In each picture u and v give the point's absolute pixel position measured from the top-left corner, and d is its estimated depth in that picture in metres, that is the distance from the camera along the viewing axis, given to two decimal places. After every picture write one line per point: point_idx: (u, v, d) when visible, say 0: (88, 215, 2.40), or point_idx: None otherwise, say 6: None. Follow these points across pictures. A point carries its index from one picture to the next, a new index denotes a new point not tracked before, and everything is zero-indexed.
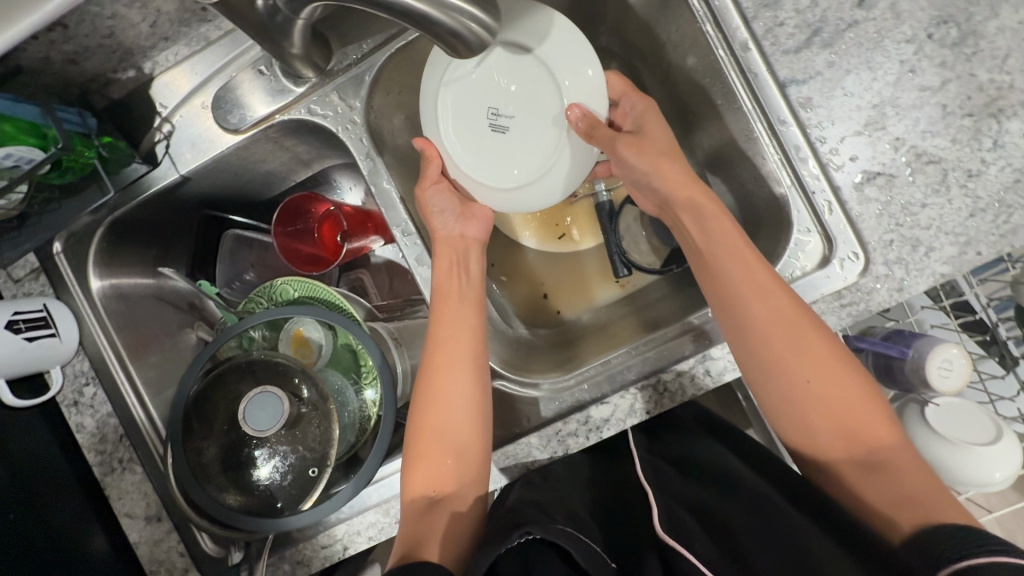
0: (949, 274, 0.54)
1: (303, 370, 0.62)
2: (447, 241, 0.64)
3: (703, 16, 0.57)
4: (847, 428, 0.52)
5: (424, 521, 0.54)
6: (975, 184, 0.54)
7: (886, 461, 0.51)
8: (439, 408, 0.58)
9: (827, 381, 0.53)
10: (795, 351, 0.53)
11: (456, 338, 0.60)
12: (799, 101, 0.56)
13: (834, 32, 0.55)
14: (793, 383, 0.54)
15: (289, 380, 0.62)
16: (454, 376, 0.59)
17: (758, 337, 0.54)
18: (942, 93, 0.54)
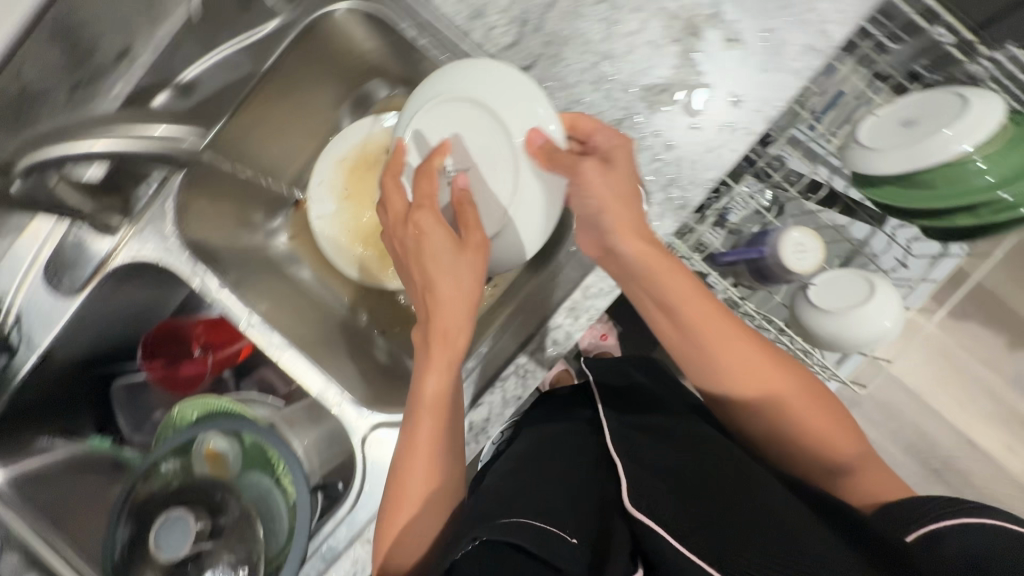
0: (718, 178, 0.60)
1: (224, 485, 0.70)
2: (441, 337, 0.53)
3: (429, 45, 0.63)
4: (792, 416, 0.53)
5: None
6: (704, 96, 0.60)
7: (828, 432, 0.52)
8: (418, 484, 0.54)
9: (777, 378, 0.53)
10: (726, 350, 0.53)
11: (424, 426, 0.54)
12: (535, 84, 0.61)
13: (539, 17, 0.61)
14: (752, 382, 0.53)
15: (209, 497, 0.69)
16: (427, 450, 0.54)
17: (719, 343, 0.53)
18: (647, 33, 0.60)
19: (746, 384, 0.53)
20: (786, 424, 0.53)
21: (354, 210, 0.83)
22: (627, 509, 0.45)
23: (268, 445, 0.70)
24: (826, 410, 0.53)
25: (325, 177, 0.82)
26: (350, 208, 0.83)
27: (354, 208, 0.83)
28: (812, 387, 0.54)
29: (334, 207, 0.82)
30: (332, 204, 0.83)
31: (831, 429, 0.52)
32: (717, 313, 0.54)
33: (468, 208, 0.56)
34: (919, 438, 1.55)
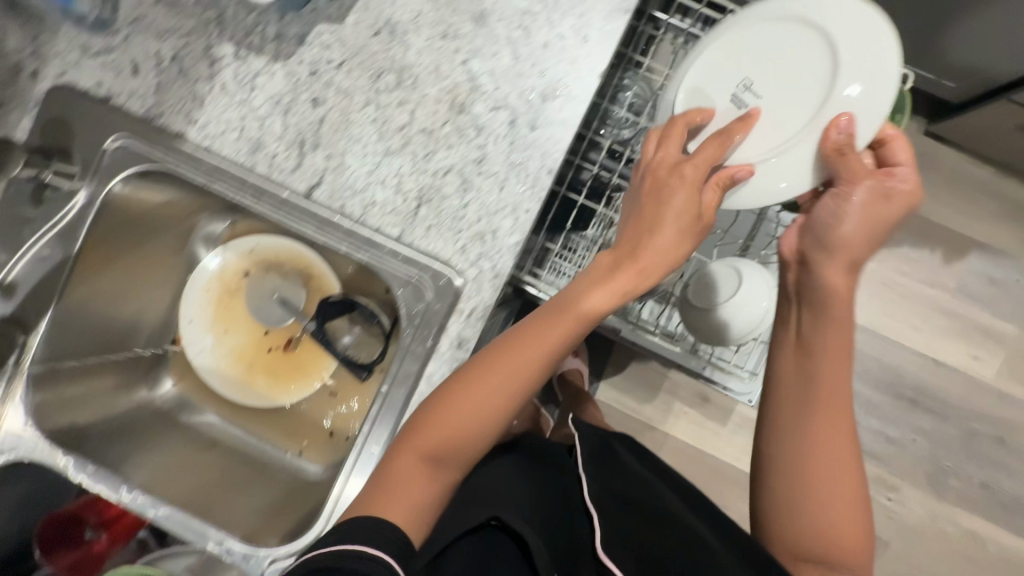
0: (521, 241, 0.61)
1: None
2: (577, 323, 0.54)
3: (221, 187, 0.64)
4: (819, 498, 0.55)
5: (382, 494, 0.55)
6: (486, 166, 0.61)
7: (841, 536, 0.54)
8: (428, 471, 0.56)
9: (830, 450, 0.55)
10: (836, 359, 0.57)
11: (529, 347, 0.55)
12: (327, 198, 0.63)
13: (314, 135, 0.63)
14: (819, 415, 0.56)
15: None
16: (495, 385, 0.55)
17: (816, 357, 0.57)
18: (416, 123, 0.62)
19: (793, 434, 0.57)
20: (797, 474, 0.56)
21: (230, 338, 0.85)
22: (599, 553, 0.56)
23: None
24: (858, 531, 0.54)
25: (193, 314, 0.84)
26: (225, 336, 0.85)
27: (229, 335, 0.85)
28: (856, 492, 0.55)
29: (209, 341, 0.84)
30: (207, 338, 0.84)
31: (845, 530, 0.54)
32: (837, 427, 0.55)
33: (721, 178, 0.54)
34: (887, 372, 1.54)
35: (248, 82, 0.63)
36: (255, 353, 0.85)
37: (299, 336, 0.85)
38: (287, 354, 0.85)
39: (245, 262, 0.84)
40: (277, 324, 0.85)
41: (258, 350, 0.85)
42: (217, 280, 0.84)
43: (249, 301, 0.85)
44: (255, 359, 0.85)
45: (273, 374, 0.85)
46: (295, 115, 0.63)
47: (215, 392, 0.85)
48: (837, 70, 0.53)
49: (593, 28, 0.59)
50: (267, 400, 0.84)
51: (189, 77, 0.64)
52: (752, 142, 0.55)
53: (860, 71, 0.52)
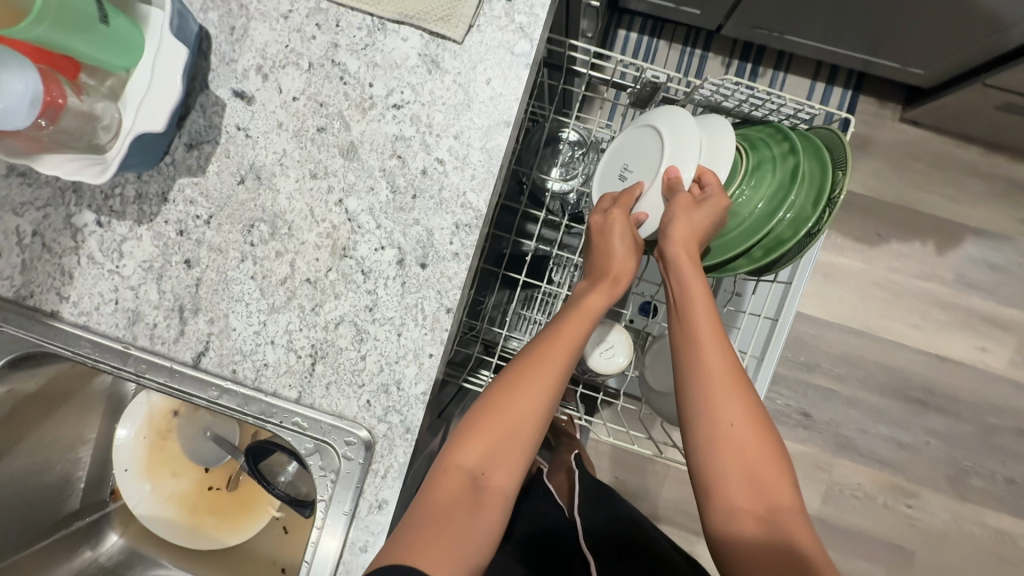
0: (429, 387, 0.55)
1: None
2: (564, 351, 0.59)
3: (104, 364, 0.59)
4: (742, 457, 0.55)
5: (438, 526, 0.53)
6: (380, 311, 0.55)
7: (769, 489, 0.54)
8: (454, 519, 0.53)
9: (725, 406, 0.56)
10: (717, 332, 0.59)
11: (549, 360, 0.58)
12: (216, 366, 0.57)
13: (192, 300, 0.57)
14: (719, 381, 0.57)
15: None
16: (518, 400, 0.57)
17: (695, 340, 0.59)
18: (299, 273, 0.56)
19: (695, 406, 0.57)
20: (740, 476, 0.55)
21: (167, 483, 0.81)
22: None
23: None
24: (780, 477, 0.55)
25: (126, 465, 0.81)
26: (162, 482, 0.81)
27: (167, 481, 0.81)
28: (766, 443, 0.56)
29: (147, 489, 0.80)
30: (143, 488, 0.80)
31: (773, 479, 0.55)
32: (727, 382, 0.57)
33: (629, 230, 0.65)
34: (895, 377, 1.44)
35: (116, 250, 0.58)
36: (197, 495, 0.81)
37: (240, 471, 0.80)
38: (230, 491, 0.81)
39: (171, 403, 0.80)
40: (215, 462, 0.81)
41: (199, 490, 0.81)
42: (145, 426, 0.81)
43: (183, 443, 0.81)
44: (197, 501, 0.81)
45: (219, 514, 0.80)
46: (169, 280, 0.58)
47: (160, 541, 0.81)
48: (663, 160, 0.65)
49: (473, 147, 0.54)
50: (215, 544, 0.79)
51: (54, 252, 0.59)
52: (649, 203, 0.67)
53: (680, 140, 0.64)
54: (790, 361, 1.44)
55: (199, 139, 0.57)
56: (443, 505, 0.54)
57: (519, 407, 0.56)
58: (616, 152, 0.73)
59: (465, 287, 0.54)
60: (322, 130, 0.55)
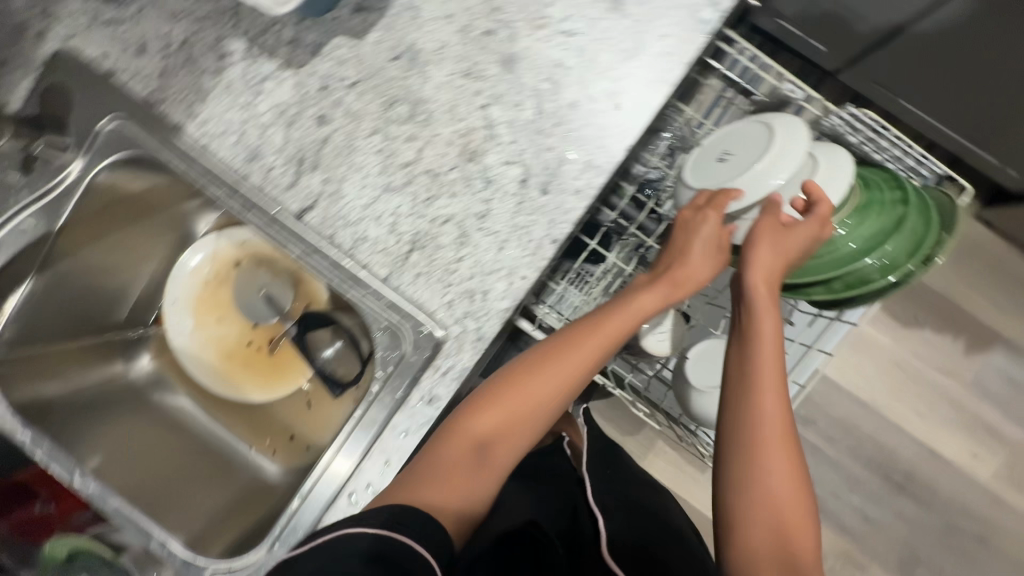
0: (512, 305, 0.57)
1: None
2: (611, 335, 0.59)
3: (212, 190, 0.61)
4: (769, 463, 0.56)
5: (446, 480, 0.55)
6: (489, 221, 0.57)
7: (788, 498, 0.55)
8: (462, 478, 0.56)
9: (771, 409, 0.56)
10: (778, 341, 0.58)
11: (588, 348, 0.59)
12: (317, 223, 0.59)
13: (313, 155, 0.59)
14: (767, 390, 0.57)
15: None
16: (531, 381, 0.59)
17: (755, 346, 0.58)
18: (422, 162, 0.58)
19: (735, 407, 0.58)
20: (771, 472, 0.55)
21: (212, 326, 0.84)
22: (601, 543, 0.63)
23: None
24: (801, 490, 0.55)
25: (178, 296, 0.83)
26: (208, 323, 0.83)
27: (211, 323, 0.83)
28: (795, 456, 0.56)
29: (191, 325, 0.83)
30: (188, 323, 0.83)
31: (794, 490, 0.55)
32: (773, 391, 0.57)
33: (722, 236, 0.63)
34: (883, 454, 1.47)
35: (255, 86, 0.60)
36: (235, 346, 0.83)
37: (283, 337, 0.83)
38: (266, 352, 0.83)
39: (238, 252, 0.82)
40: (262, 321, 0.83)
41: (239, 343, 0.83)
42: (206, 265, 0.83)
43: (238, 293, 0.83)
44: (234, 351, 0.83)
45: (250, 370, 0.83)
46: (298, 130, 0.59)
47: (189, 377, 0.84)
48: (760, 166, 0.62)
49: (627, 95, 0.54)
50: (239, 396, 0.82)
51: (196, 69, 0.60)
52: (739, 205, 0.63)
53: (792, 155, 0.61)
54: (791, 409, 1.48)
55: (369, 6, 0.58)
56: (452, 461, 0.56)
57: (538, 386, 0.59)
58: (721, 138, 0.69)
59: (577, 222, 0.56)
60: (489, 34, 0.56)
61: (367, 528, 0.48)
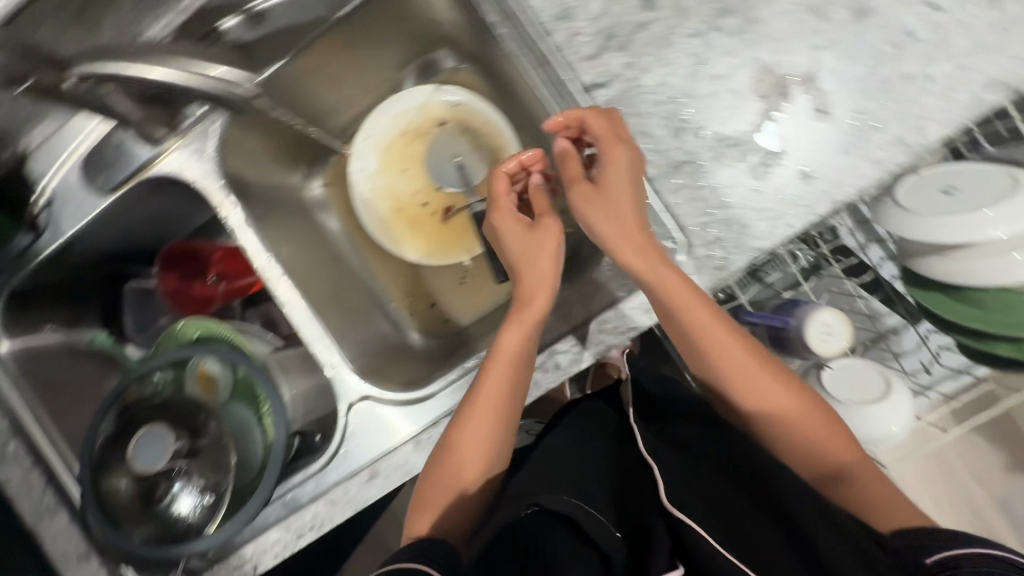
0: (766, 248, 0.58)
1: (209, 409, 0.72)
2: (505, 369, 0.58)
3: (509, 37, 0.61)
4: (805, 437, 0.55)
5: (448, 476, 0.58)
6: (776, 161, 0.57)
7: (839, 460, 0.54)
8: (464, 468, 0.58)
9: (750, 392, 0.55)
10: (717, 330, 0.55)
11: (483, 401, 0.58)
12: (604, 104, 0.59)
13: (627, 35, 0.58)
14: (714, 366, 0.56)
15: (190, 423, 0.71)
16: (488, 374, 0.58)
17: (674, 321, 0.55)
18: (734, 80, 0.57)
19: (714, 379, 0.57)
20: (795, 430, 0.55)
21: (395, 175, 0.83)
22: None
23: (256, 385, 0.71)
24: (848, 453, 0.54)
25: (373, 137, 0.82)
26: (393, 171, 0.83)
27: (397, 173, 0.83)
28: (823, 418, 0.55)
29: (378, 168, 0.83)
30: (375, 164, 0.82)
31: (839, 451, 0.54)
32: (742, 370, 0.55)
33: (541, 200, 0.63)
34: None
35: None
36: (413, 202, 0.83)
37: (462, 209, 0.82)
38: (441, 218, 0.83)
39: (446, 113, 0.81)
40: (445, 186, 0.83)
41: (417, 199, 0.83)
42: (410, 115, 0.82)
43: (431, 153, 0.83)
44: (410, 206, 0.83)
45: (420, 229, 0.83)
46: (620, 5, 0.58)
47: (359, 214, 0.83)
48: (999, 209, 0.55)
49: (965, 89, 0.54)
50: (407, 250, 0.82)
51: None
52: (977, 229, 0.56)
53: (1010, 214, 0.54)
54: None
55: None
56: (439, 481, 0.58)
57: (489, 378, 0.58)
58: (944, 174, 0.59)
59: (863, 192, 0.56)
60: None
61: (401, 564, 0.45)
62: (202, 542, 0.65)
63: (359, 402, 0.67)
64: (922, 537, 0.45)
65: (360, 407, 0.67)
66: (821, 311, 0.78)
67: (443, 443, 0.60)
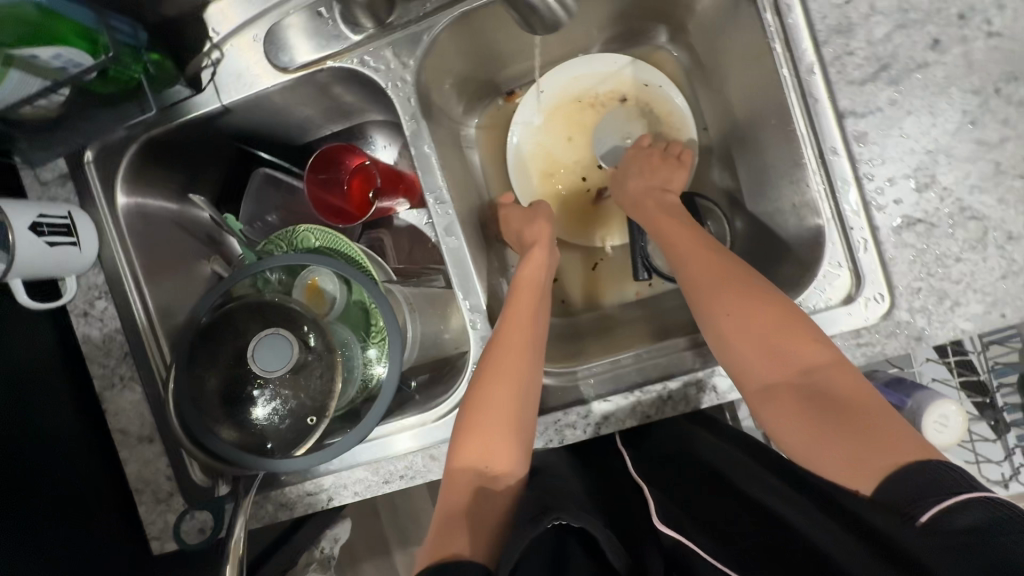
0: (969, 331, 0.55)
1: (313, 320, 0.62)
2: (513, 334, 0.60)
3: (775, 33, 0.56)
4: (818, 396, 0.50)
5: (476, 439, 0.56)
6: (1013, 246, 0.54)
7: (851, 412, 0.49)
8: (486, 421, 0.56)
9: (751, 357, 0.53)
10: (738, 290, 0.56)
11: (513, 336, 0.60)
12: (855, 134, 0.55)
13: (902, 70, 0.54)
14: (723, 338, 0.55)
15: (290, 325, 0.62)
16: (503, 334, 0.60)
17: (695, 295, 0.58)
18: (998, 151, 0.53)
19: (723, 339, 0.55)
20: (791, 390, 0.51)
21: (556, 139, 0.78)
22: None
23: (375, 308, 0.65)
24: (875, 411, 0.48)
25: (545, 91, 0.77)
26: (554, 134, 0.78)
27: (558, 137, 0.78)
28: (842, 372, 0.51)
29: (539, 126, 0.78)
30: (539, 120, 0.77)
31: (864, 405, 0.49)
32: (762, 332, 0.53)
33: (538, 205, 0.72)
34: None
35: None
36: (566, 172, 0.78)
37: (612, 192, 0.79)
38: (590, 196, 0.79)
39: (628, 88, 0.76)
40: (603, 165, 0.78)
41: (571, 169, 0.78)
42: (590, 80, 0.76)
43: (599, 126, 0.77)
44: (562, 175, 0.78)
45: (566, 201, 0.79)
46: (906, 37, 0.54)
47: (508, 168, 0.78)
48: None
49: None
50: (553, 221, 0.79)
51: None
52: None
53: None
54: None
55: None
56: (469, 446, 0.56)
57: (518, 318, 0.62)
58: None
59: None
60: None
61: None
62: (289, 463, 0.61)
63: None
64: (926, 495, 0.41)
65: None
66: (936, 400, 0.76)
67: (465, 399, 0.58)
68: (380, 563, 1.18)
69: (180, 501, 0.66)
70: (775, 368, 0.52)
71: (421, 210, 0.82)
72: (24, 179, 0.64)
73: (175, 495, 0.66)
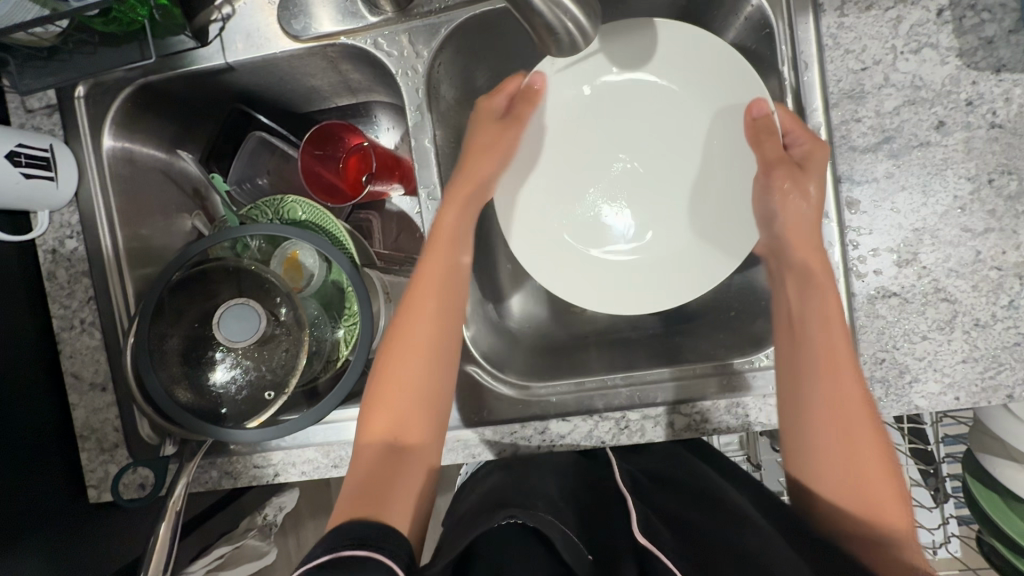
0: (922, 408, 0.56)
1: (288, 292, 0.60)
2: (429, 279, 0.58)
3: (788, 87, 0.56)
4: (865, 518, 0.48)
5: (396, 417, 0.54)
6: (978, 333, 0.55)
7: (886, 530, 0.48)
8: (404, 400, 0.55)
9: (824, 441, 0.51)
10: (832, 413, 0.51)
11: (427, 273, 0.58)
12: (847, 201, 0.56)
13: (904, 145, 0.55)
14: (804, 397, 0.53)
15: (262, 294, 0.60)
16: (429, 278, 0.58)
17: (795, 371, 0.54)
18: (980, 240, 0.54)
19: (794, 395, 0.53)
20: (845, 483, 0.50)
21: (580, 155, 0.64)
22: None
23: (352, 291, 0.62)
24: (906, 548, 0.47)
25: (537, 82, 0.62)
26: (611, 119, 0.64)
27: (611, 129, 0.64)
28: (898, 488, 0.49)
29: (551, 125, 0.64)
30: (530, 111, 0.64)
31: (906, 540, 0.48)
32: (835, 425, 0.51)
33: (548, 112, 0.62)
34: None
35: (916, 42, 0.54)
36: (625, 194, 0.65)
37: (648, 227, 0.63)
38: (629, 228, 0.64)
39: None
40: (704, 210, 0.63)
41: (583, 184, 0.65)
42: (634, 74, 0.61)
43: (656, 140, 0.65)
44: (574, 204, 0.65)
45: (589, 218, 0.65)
46: (912, 114, 0.54)
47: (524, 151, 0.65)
48: None
49: None
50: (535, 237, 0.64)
51: None
52: None
53: None
54: None
55: None
56: (383, 424, 0.54)
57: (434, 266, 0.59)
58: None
59: None
60: None
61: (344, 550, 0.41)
62: (241, 434, 0.60)
63: (463, 370, 0.64)
64: None
65: (468, 373, 0.64)
66: None
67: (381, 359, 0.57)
68: (322, 535, 1.19)
69: (124, 454, 0.65)
70: (829, 459, 0.50)
71: (413, 198, 0.82)
72: (10, 104, 0.63)
73: (119, 447, 0.65)
